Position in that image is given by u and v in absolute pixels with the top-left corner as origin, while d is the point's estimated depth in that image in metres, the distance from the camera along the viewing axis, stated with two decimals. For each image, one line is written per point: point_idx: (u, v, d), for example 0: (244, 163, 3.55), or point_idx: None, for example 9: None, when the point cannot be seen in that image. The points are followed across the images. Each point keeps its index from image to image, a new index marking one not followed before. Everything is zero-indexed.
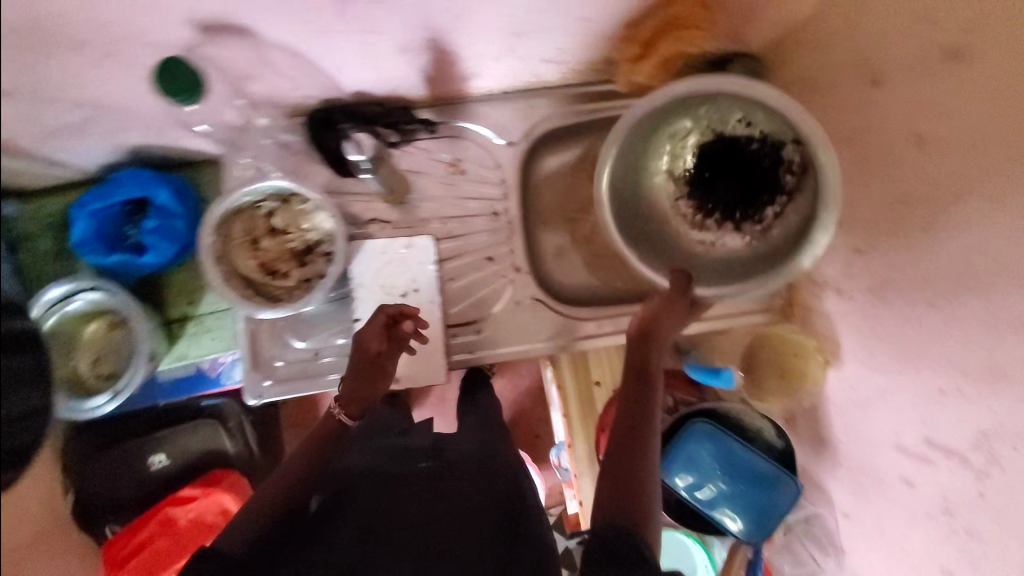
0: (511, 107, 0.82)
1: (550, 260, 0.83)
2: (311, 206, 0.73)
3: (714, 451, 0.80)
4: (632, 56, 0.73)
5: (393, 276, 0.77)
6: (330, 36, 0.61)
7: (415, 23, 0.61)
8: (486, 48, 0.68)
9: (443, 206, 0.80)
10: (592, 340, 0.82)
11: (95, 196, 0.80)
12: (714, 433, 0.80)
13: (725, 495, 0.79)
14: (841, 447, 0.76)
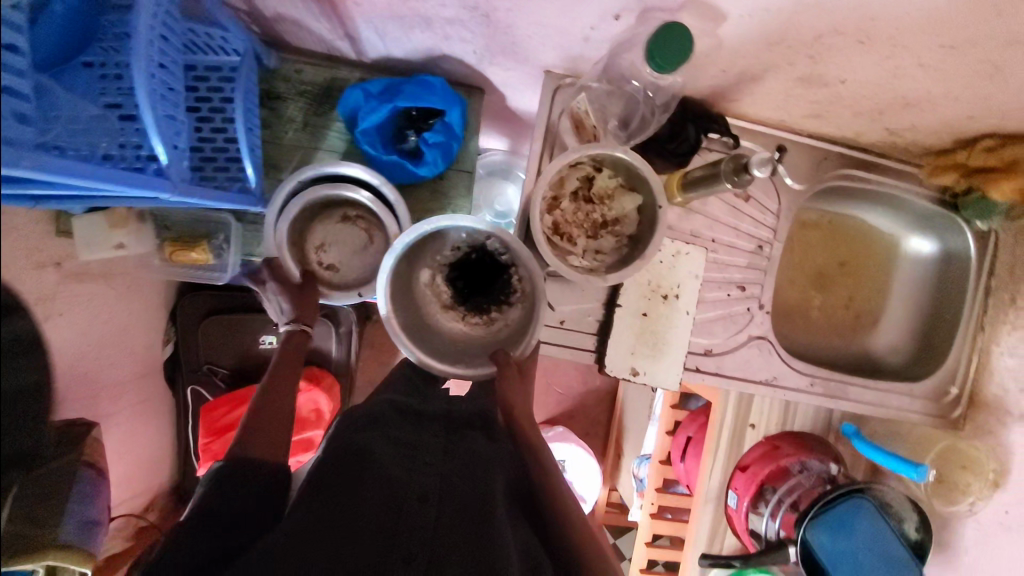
0: (808, 153, 0.83)
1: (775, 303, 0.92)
2: (621, 184, 0.76)
3: (869, 530, 0.85)
4: (982, 159, 0.75)
5: (662, 276, 0.80)
6: (754, 39, 0.60)
7: (834, 57, 0.60)
8: (856, 107, 0.70)
9: (717, 224, 0.83)
10: (795, 394, 0.86)
11: (406, 94, 0.80)
12: (874, 516, 0.85)
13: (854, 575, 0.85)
14: (965, 555, 0.86)
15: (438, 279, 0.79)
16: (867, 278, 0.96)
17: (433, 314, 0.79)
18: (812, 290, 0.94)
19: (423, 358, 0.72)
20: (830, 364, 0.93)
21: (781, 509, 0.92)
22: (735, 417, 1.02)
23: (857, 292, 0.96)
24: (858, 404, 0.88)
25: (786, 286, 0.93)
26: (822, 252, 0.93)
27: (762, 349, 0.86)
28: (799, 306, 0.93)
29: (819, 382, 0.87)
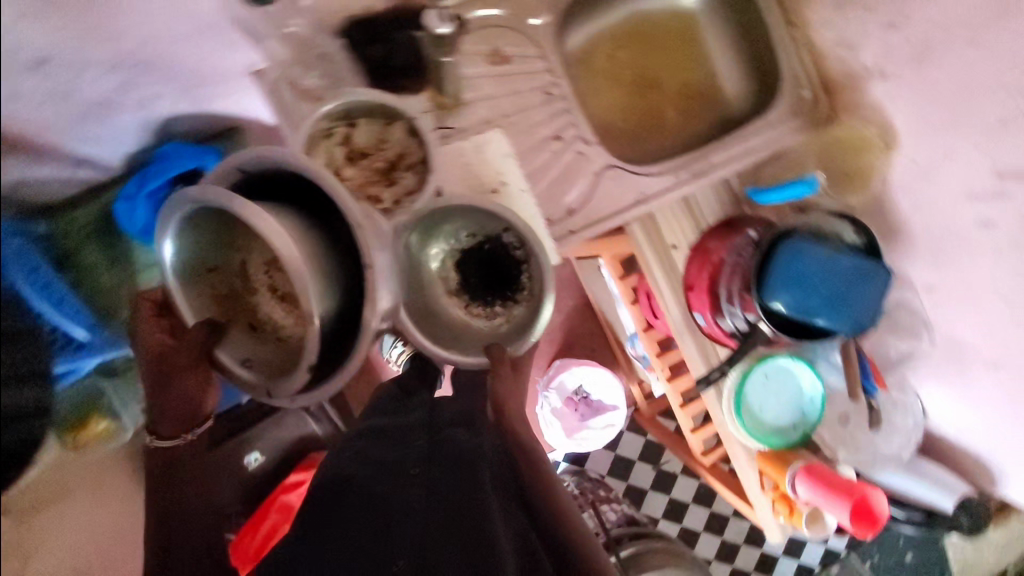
0: None
1: (609, 129, 0.95)
2: (381, 122, 0.73)
3: (814, 263, 0.83)
4: None
5: (477, 171, 0.77)
6: None
7: None
8: None
9: (499, 99, 0.80)
10: (674, 191, 0.85)
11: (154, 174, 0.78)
12: (806, 247, 0.84)
13: (812, 305, 0.83)
14: (911, 223, 0.86)
15: (446, 263, 0.78)
16: (666, 55, 0.98)
17: (439, 297, 0.77)
18: (636, 97, 0.96)
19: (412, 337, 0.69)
20: (688, 146, 0.96)
21: (735, 301, 0.91)
22: (658, 250, 1.00)
23: (666, 71, 0.97)
24: (729, 162, 0.87)
25: (611, 110, 0.95)
26: (621, 62, 0.96)
27: (618, 175, 0.84)
28: (635, 114, 0.96)
29: (682, 170, 0.86)
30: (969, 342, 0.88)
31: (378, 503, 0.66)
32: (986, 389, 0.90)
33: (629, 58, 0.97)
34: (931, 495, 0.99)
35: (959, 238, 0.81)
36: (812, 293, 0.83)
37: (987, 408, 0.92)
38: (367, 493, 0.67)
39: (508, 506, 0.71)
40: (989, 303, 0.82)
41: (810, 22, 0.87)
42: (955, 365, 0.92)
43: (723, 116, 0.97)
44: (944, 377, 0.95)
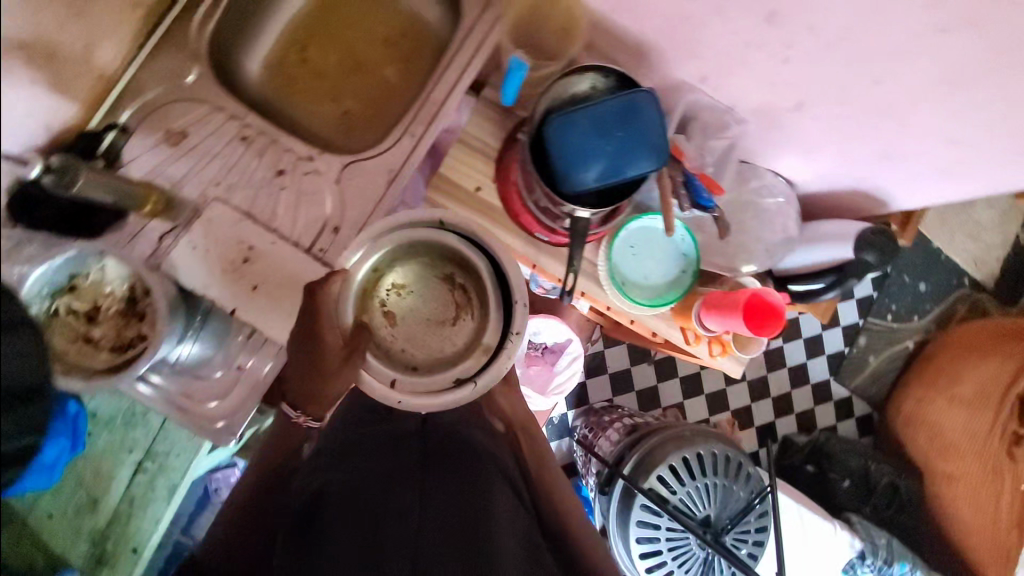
0: (170, 50, 0.79)
1: (328, 138, 0.87)
2: (95, 271, 0.70)
3: (587, 123, 0.81)
4: None
5: (222, 250, 0.74)
6: None
7: None
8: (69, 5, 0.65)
9: (202, 172, 0.77)
10: (419, 148, 0.81)
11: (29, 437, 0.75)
12: (572, 113, 0.81)
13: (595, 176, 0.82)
14: (644, 35, 0.82)
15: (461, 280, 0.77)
16: (344, 25, 0.90)
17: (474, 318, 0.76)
18: (336, 87, 0.88)
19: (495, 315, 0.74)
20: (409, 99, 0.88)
21: (547, 206, 0.88)
22: (467, 201, 0.96)
23: (355, 41, 0.91)
24: (452, 92, 0.83)
25: (322, 115, 0.88)
26: (308, 66, 0.89)
27: (359, 169, 0.79)
28: (346, 102, 0.88)
29: (414, 124, 0.81)
30: (770, 105, 0.83)
31: (374, 496, 0.64)
32: (817, 138, 0.85)
33: (315, 55, 0.90)
34: (827, 252, 0.94)
35: (684, 18, 0.75)
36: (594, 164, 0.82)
37: (832, 157, 0.87)
38: (365, 487, 0.66)
39: (513, 502, 0.72)
40: (749, 60, 0.77)
41: None
42: (777, 131, 0.88)
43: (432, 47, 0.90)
44: (782, 147, 0.90)
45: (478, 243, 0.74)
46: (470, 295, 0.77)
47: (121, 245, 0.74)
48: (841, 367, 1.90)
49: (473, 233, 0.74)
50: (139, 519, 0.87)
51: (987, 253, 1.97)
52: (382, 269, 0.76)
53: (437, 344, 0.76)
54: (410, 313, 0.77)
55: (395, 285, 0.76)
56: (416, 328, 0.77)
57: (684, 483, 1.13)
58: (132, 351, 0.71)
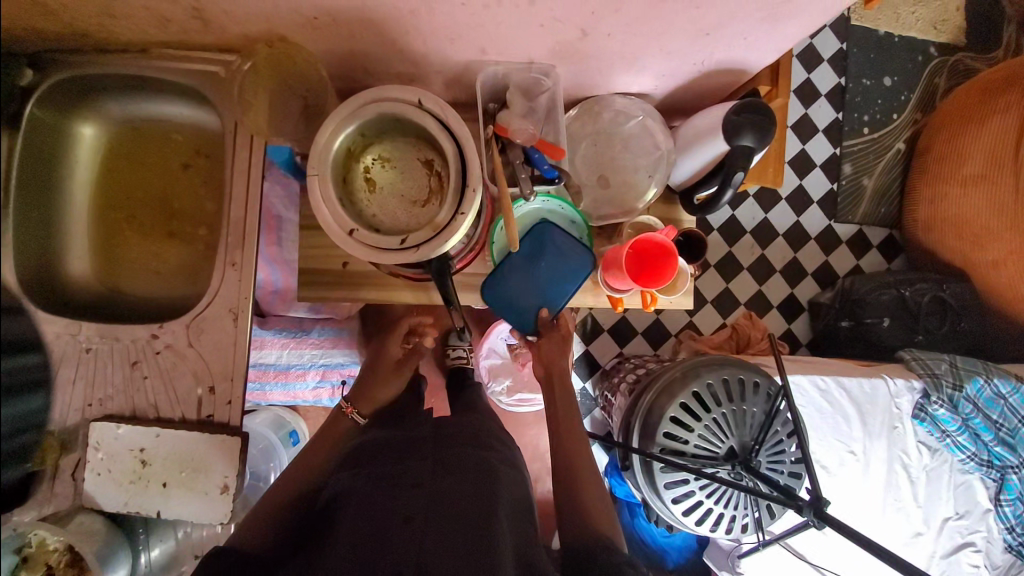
0: None
1: (165, 304, 0.87)
2: (34, 541, 0.74)
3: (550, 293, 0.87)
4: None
5: (119, 461, 0.75)
6: None
7: None
8: None
9: (73, 403, 0.76)
10: (247, 276, 0.77)
11: None
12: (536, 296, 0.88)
13: (535, 304, 0.87)
14: (396, 43, 0.73)
15: (435, 163, 0.73)
16: (143, 175, 0.88)
17: (438, 200, 0.73)
18: (157, 248, 0.88)
19: (451, 195, 0.66)
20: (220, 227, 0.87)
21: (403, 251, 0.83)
22: (342, 278, 0.95)
23: (162, 181, 0.88)
24: (248, 204, 0.77)
25: (159, 286, 0.87)
26: (131, 240, 0.87)
27: (203, 323, 0.77)
28: (170, 263, 0.88)
29: (232, 253, 0.77)
30: (562, 44, 0.72)
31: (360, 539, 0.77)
32: (630, 51, 0.74)
33: (132, 227, 0.87)
34: (706, 150, 0.82)
35: (410, 13, 0.65)
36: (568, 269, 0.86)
37: (658, 58, 0.75)
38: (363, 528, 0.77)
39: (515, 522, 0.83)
40: (505, 19, 0.67)
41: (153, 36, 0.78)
42: (589, 61, 0.77)
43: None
44: (606, 70, 0.79)
45: (439, 129, 0.66)
46: (444, 181, 0.73)
47: (40, 498, 0.76)
48: (838, 204, 1.68)
49: (440, 123, 0.66)
50: None
51: (945, 8, 1.69)
52: (369, 135, 0.71)
53: (407, 220, 0.73)
54: (390, 189, 0.73)
55: (378, 154, 0.73)
56: (390, 201, 0.73)
57: (692, 428, 1.07)
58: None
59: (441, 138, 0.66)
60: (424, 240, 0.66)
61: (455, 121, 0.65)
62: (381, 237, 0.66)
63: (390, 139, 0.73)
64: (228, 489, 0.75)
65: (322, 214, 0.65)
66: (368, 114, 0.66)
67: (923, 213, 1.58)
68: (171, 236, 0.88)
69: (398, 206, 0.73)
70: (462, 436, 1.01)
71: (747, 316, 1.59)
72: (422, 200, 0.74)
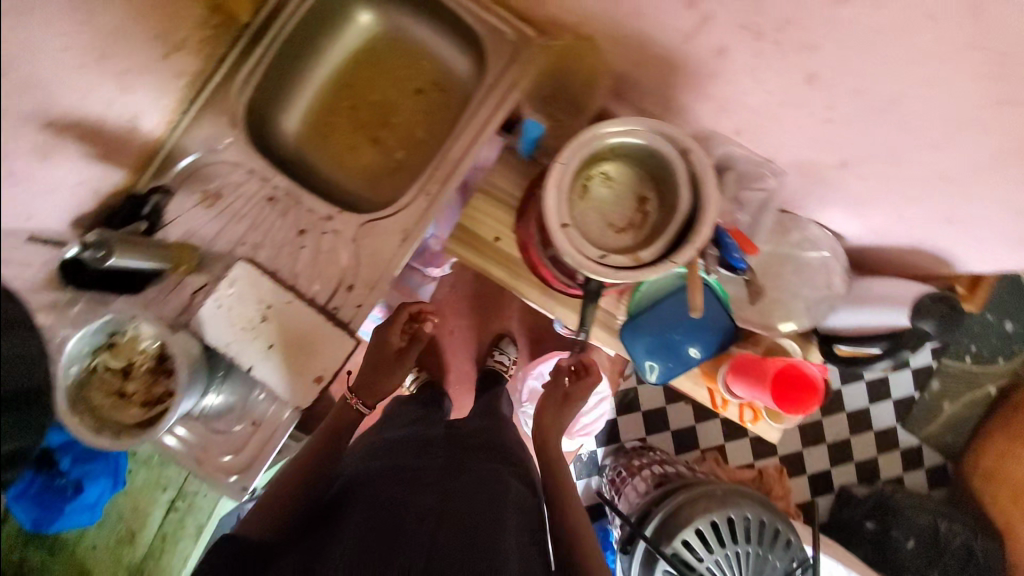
0: (220, 116, 0.82)
1: (336, 189, 0.93)
2: (130, 330, 0.73)
3: (664, 357, 0.89)
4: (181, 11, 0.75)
5: (241, 308, 0.77)
6: None
7: None
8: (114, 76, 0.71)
9: (229, 234, 0.81)
10: (433, 209, 0.81)
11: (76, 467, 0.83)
12: (650, 354, 0.89)
13: (652, 360, 0.89)
14: (671, 86, 0.77)
15: (649, 204, 0.75)
16: (376, 77, 0.96)
17: (634, 238, 0.75)
18: (353, 139, 0.95)
19: (662, 244, 0.68)
20: (416, 151, 0.96)
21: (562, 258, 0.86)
22: (486, 250, 0.97)
23: (389, 92, 0.97)
24: (469, 151, 0.81)
25: (341, 174, 0.94)
26: (337, 123, 0.95)
27: (374, 228, 0.82)
28: (355, 158, 0.95)
29: (430, 183, 0.81)
30: (812, 159, 0.76)
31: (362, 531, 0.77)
32: (866, 192, 0.77)
33: (345, 111, 0.96)
34: (883, 317, 0.85)
35: (711, 74, 0.70)
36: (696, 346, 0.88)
37: (885, 210, 0.78)
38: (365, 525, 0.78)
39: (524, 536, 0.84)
40: (784, 116, 0.71)
41: None
42: (820, 185, 0.80)
43: (460, 98, 0.95)
44: (828, 199, 0.82)
45: (686, 183, 0.67)
46: (649, 223, 0.75)
47: (153, 300, 0.79)
48: (910, 413, 1.66)
49: (688, 177, 0.68)
50: (171, 553, 0.93)
51: None
52: (610, 152, 0.74)
53: (599, 239, 0.75)
54: (597, 205, 0.76)
55: (605, 170, 0.76)
56: (592, 214, 0.76)
57: (710, 550, 1.06)
58: (137, 408, 0.72)
59: (682, 191, 0.68)
60: (618, 268, 0.67)
61: (705, 183, 0.66)
62: (582, 246, 0.68)
63: (624, 163, 0.75)
64: (321, 383, 0.76)
65: (547, 199, 0.68)
66: (629, 137, 0.69)
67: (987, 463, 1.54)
68: (371, 138, 0.95)
69: (596, 222, 0.76)
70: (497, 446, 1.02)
71: (776, 470, 1.55)
72: (620, 229, 0.76)
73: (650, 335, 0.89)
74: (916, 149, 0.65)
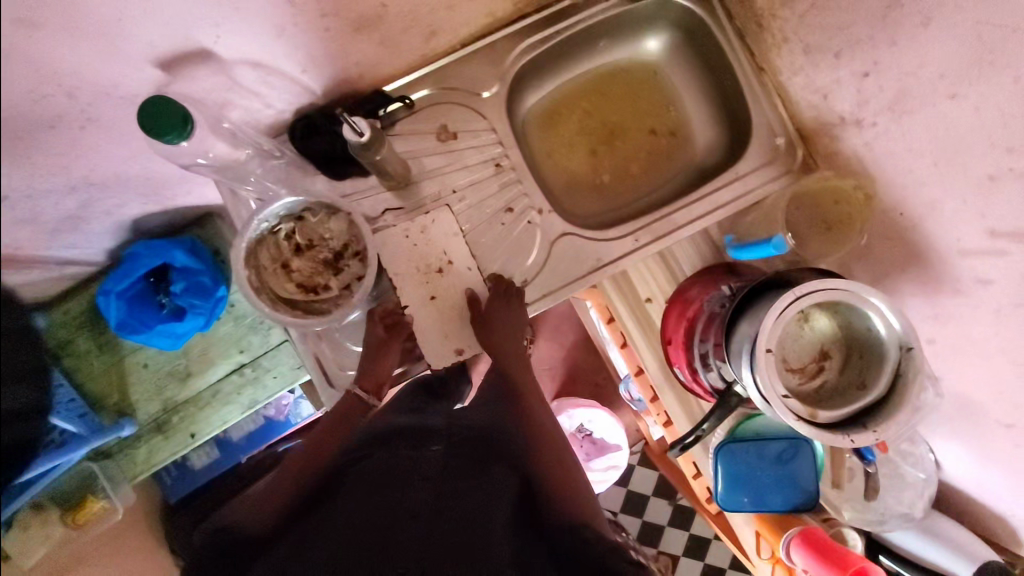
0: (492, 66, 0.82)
1: (542, 179, 0.92)
2: (324, 214, 0.74)
3: (739, 487, 0.90)
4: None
5: (423, 254, 0.76)
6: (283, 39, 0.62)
7: None
8: None
9: (445, 175, 0.81)
10: (633, 256, 0.84)
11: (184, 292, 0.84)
12: (730, 478, 0.90)
13: (729, 485, 0.90)
14: (901, 275, 0.79)
15: (829, 364, 0.76)
16: (626, 96, 0.95)
17: (802, 386, 0.76)
18: (577, 142, 0.94)
19: (839, 415, 0.69)
20: (629, 187, 0.94)
21: (709, 356, 0.85)
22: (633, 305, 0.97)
23: (628, 116, 0.95)
24: (690, 224, 0.85)
25: (554, 169, 0.93)
26: (571, 122, 0.94)
27: (569, 243, 0.83)
28: (564, 160, 0.94)
29: (643, 232, 0.84)
30: (982, 405, 0.78)
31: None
32: (1003, 459, 0.80)
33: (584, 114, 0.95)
34: (948, 560, 0.88)
35: (955, 293, 0.73)
36: (774, 495, 0.90)
37: (1009, 481, 0.81)
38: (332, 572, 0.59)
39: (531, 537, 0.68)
40: (990, 362, 0.73)
41: (779, 67, 0.84)
42: (969, 427, 0.83)
43: (687, 161, 0.95)
44: (963, 441, 0.85)
45: (891, 375, 0.68)
46: (821, 381, 0.76)
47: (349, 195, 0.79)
48: None
49: (896, 371, 0.68)
50: (213, 411, 0.93)
51: None
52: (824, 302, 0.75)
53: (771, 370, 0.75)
54: (783, 338, 0.77)
55: (808, 313, 0.77)
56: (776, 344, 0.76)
57: None
58: (294, 286, 0.73)
59: (882, 379, 0.69)
60: (794, 414, 0.68)
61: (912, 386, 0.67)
62: (772, 378, 0.68)
63: (830, 319, 0.76)
64: (463, 356, 0.76)
65: (765, 317, 0.69)
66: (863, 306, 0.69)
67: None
68: (591, 151, 0.94)
69: (776, 353, 0.76)
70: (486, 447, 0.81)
71: None
72: (792, 371, 0.76)
73: (740, 463, 0.90)
74: None
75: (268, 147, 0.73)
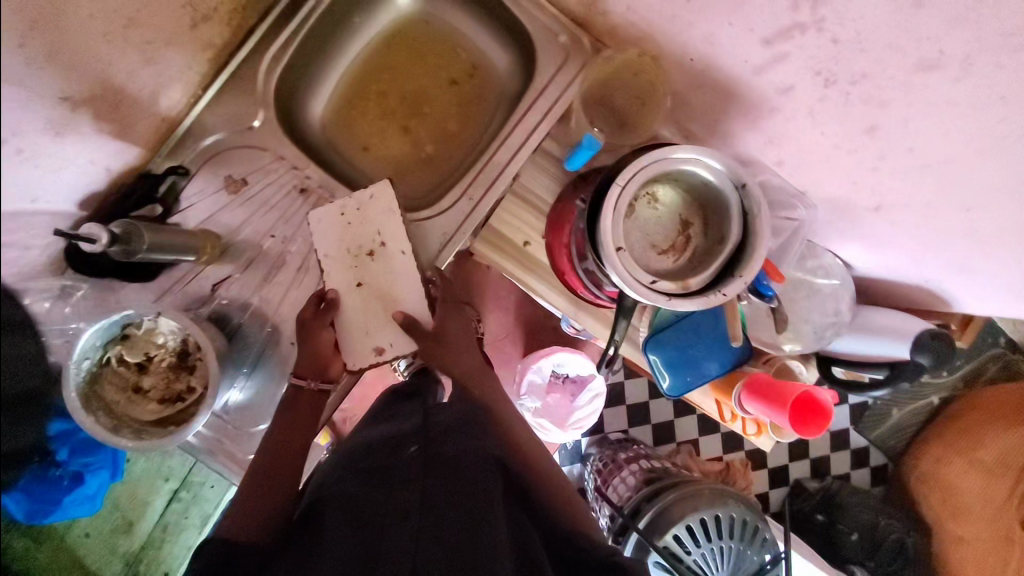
0: (246, 93, 0.77)
1: (365, 176, 0.86)
2: (147, 322, 0.69)
3: (680, 370, 0.91)
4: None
5: (359, 234, 0.71)
6: None
7: (35, 91, 0.57)
8: (144, 41, 0.66)
9: (256, 223, 0.77)
10: (476, 213, 0.82)
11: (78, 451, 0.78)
12: (669, 366, 0.91)
13: (671, 371, 0.91)
14: (723, 116, 0.78)
15: (693, 229, 0.75)
16: (406, 58, 0.89)
17: (678, 260, 0.75)
18: (380, 125, 0.88)
19: (709, 275, 0.70)
20: (453, 147, 0.89)
21: (595, 272, 0.82)
22: (514, 254, 0.93)
23: (419, 77, 0.89)
24: (516, 157, 0.82)
25: (373, 163, 0.87)
26: (366, 109, 0.88)
27: (414, 230, 0.81)
28: (371, 146, 0.87)
29: (474, 188, 0.82)
30: (848, 200, 0.79)
31: None
32: (891, 236, 0.80)
33: (376, 96, 0.88)
34: (891, 348, 0.90)
35: (771, 111, 0.72)
36: (715, 362, 0.91)
37: (902, 253, 0.83)
38: None
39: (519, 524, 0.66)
40: (828, 159, 0.74)
41: None
42: (850, 224, 0.83)
43: (497, 93, 0.90)
44: (852, 238, 0.86)
45: (737, 215, 0.70)
46: (692, 248, 0.75)
47: (168, 288, 0.75)
48: None
49: (739, 210, 0.70)
50: (174, 541, 0.92)
51: None
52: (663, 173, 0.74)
53: (643, 259, 0.75)
54: (643, 224, 0.75)
55: (652, 191, 0.76)
56: (637, 234, 0.75)
57: (694, 547, 1.12)
58: (155, 402, 0.70)
59: (732, 223, 0.70)
60: (671, 294, 0.68)
61: (756, 216, 0.68)
62: (635, 272, 0.68)
63: (673, 186, 0.76)
64: (380, 357, 0.70)
65: (604, 218, 0.68)
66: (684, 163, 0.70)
67: (968, 426, 1.15)
68: (400, 128, 0.88)
69: (640, 240, 0.75)
70: (470, 429, 0.70)
71: (744, 462, 1.29)
72: (664, 250, 0.76)
73: (674, 348, 0.90)
74: (945, 207, 0.70)
75: (60, 285, 0.68)
